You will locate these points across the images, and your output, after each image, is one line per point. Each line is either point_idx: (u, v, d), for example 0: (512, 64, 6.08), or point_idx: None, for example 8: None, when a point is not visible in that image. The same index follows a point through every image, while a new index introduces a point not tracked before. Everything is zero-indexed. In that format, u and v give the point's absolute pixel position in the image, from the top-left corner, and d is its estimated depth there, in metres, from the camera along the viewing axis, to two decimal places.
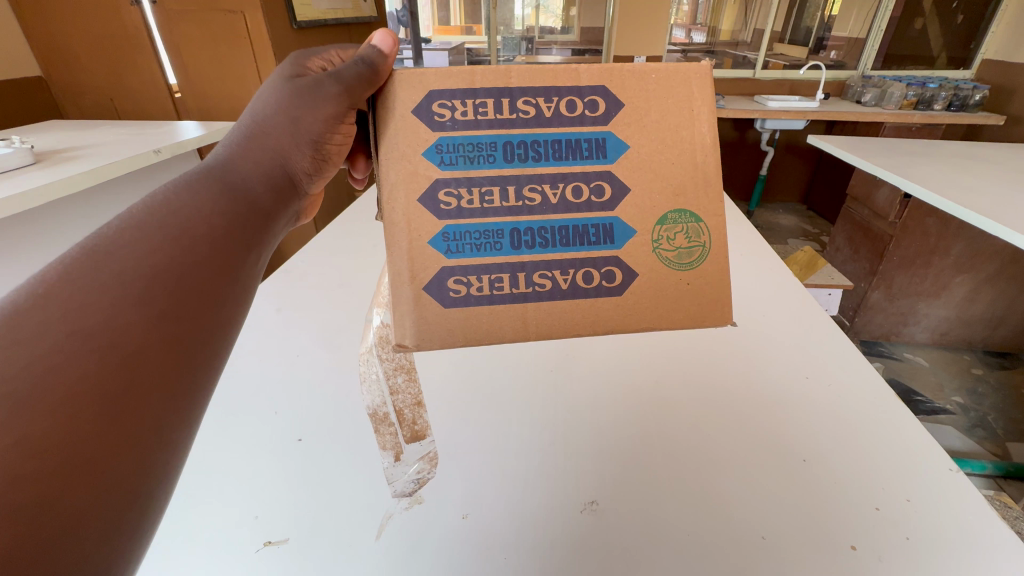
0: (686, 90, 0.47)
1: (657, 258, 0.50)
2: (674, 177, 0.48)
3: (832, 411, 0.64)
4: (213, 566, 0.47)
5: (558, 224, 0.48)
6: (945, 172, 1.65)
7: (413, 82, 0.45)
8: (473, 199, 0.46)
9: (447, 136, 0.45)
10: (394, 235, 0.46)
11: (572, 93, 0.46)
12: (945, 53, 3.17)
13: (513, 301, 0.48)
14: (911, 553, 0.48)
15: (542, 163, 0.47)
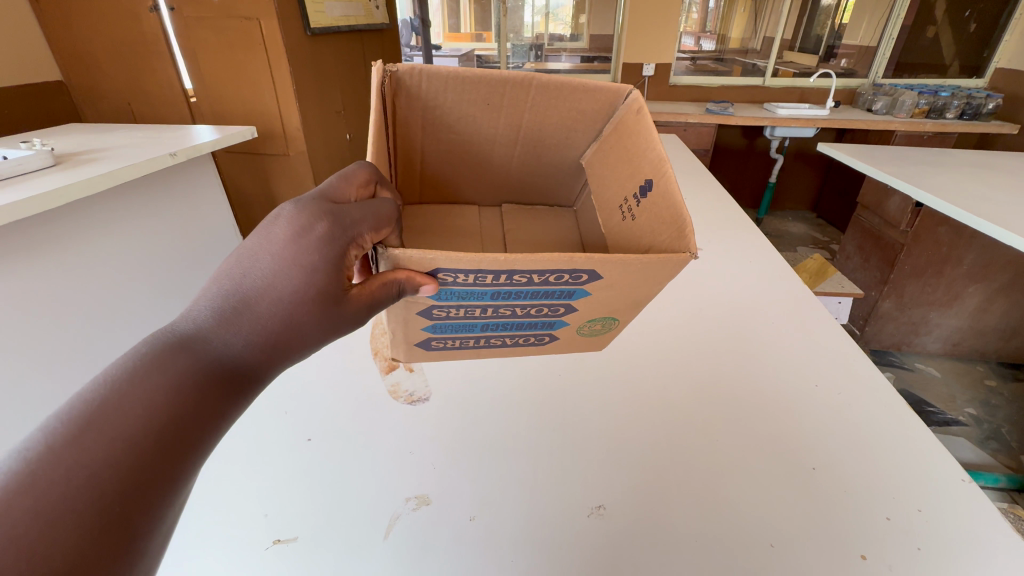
0: (662, 271, 0.54)
1: (580, 331, 0.68)
2: (616, 302, 0.61)
3: (842, 420, 0.64)
4: (223, 562, 0.48)
5: (519, 321, 0.61)
6: (957, 180, 1.63)
7: (421, 261, 0.46)
8: (457, 314, 0.57)
9: (444, 288, 0.51)
10: (396, 326, 0.58)
11: (564, 273, 0.51)
12: (958, 62, 3.15)
13: (475, 347, 0.68)
14: (924, 562, 0.48)
15: (520, 300, 0.55)
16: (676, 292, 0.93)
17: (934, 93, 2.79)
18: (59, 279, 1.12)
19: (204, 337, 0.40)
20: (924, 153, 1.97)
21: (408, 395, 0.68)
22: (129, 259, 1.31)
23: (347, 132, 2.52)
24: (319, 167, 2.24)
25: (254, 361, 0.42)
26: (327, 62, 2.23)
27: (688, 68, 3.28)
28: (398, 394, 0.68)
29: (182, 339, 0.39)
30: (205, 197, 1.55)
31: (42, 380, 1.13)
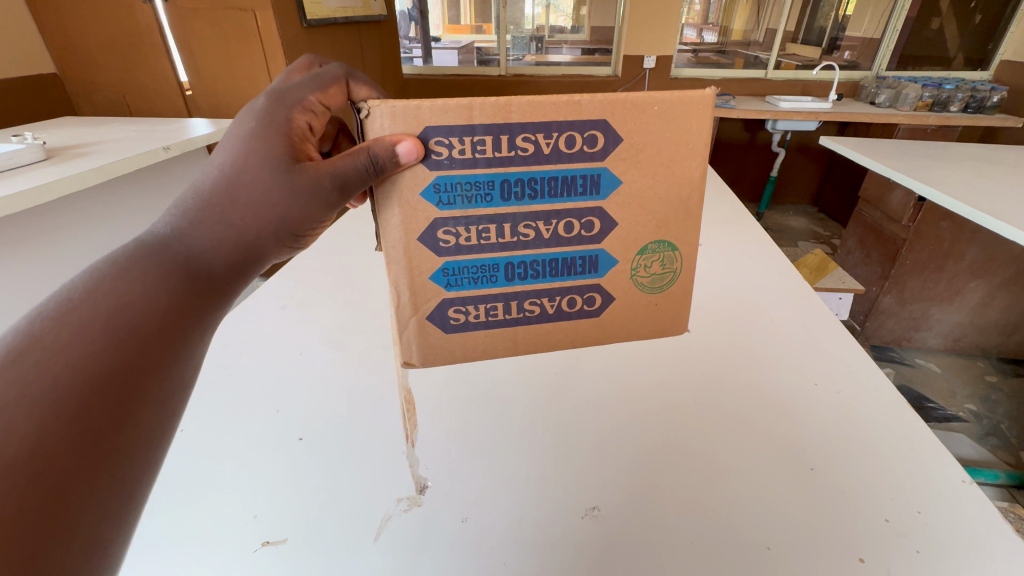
0: (683, 125, 0.50)
1: (635, 285, 0.59)
2: (660, 212, 0.54)
3: (840, 419, 0.63)
4: (210, 564, 0.47)
5: (548, 256, 0.54)
6: (962, 175, 1.61)
7: (407, 115, 0.45)
8: (470, 237, 0.51)
9: (445, 174, 0.48)
10: (400, 272, 0.52)
11: (571, 129, 0.47)
12: (962, 54, 3.10)
13: (508, 322, 0.58)
14: (924, 566, 0.47)
15: (538, 201, 0.50)
16: None
17: (937, 86, 2.74)
18: (51, 274, 1.11)
19: (175, 242, 0.47)
20: (926, 146, 1.95)
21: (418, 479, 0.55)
22: None
23: None
24: None
25: (222, 253, 0.48)
26: (324, 55, 2.20)
27: (689, 60, 3.24)
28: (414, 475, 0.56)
29: (158, 243, 0.46)
30: None
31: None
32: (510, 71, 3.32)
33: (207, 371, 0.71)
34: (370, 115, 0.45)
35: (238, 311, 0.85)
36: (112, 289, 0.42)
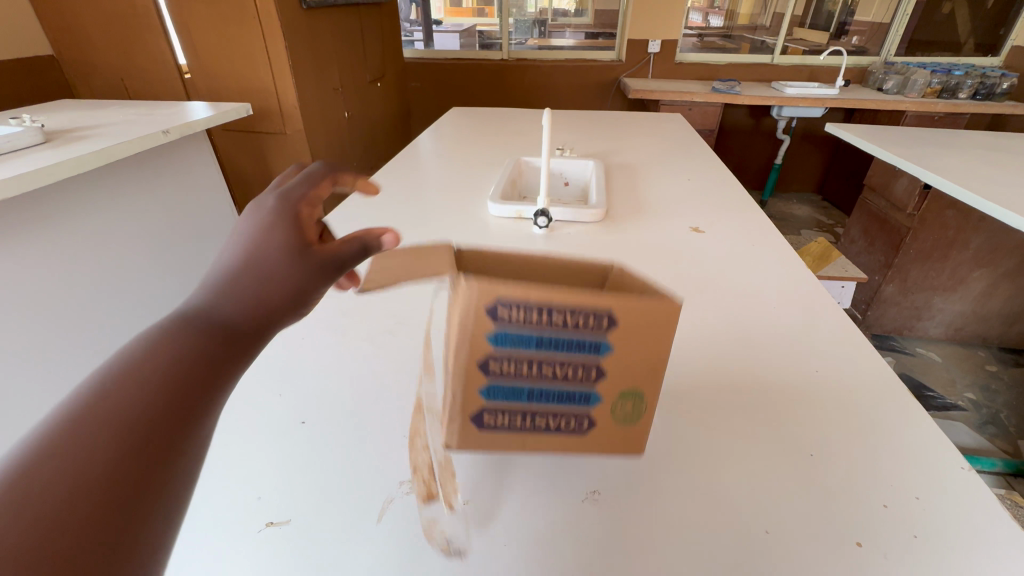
0: (665, 327, 0.41)
1: (610, 423, 0.47)
2: (645, 376, 0.45)
3: (840, 406, 0.63)
4: (213, 544, 0.48)
5: (553, 397, 0.45)
6: (969, 162, 1.60)
7: (477, 287, 0.38)
8: (508, 376, 0.43)
9: (502, 332, 0.40)
10: (454, 394, 0.43)
11: (588, 312, 0.40)
12: (972, 39, 3.05)
13: (518, 441, 0.47)
14: (920, 551, 0.47)
15: (554, 355, 0.42)
16: (678, 277, 0.92)
17: (946, 72, 2.70)
18: (53, 258, 1.11)
19: (202, 311, 0.37)
20: (933, 134, 1.93)
21: (447, 539, 0.48)
22: (125, 239, 1.29)
23: (347, 110, 2.46)
24: (318, 146, 2.18)
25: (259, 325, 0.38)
26: (324, 38, 2.17)
27: (694, 45, 3.20)
28: (434, 534, 0.49)
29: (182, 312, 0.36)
30: (201, 177, 1.52)
31: (48, 362, 1.13)
32: (513, 56, 3.32)
33: None
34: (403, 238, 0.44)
35: None
36: (128, 374, 0.31)
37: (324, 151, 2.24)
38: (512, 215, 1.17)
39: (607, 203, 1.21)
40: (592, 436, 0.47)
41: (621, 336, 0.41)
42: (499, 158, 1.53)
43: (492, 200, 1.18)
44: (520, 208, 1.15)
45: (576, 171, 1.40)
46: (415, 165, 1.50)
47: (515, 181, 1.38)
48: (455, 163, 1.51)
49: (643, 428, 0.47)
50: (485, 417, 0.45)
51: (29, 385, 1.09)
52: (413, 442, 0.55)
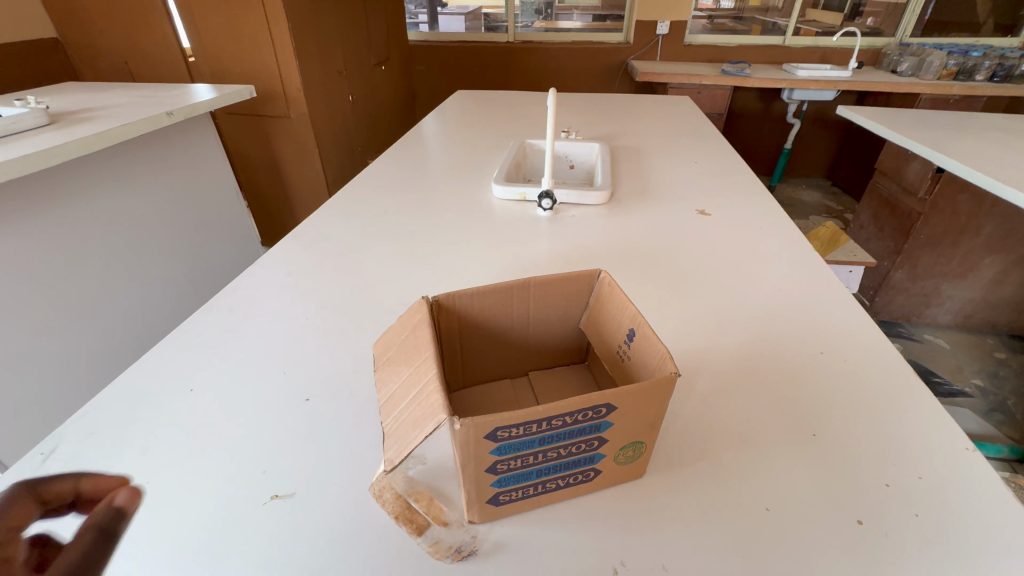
0: (665, 397, 0.44)
1: (615, 466, 0.48)
2: (648, 434, 0.47)
3: (844, 387, 0.62)
4: (222, 515, 0.49)
5: (563, 463, 0.45)
6: (984, 146, 1.56)
7: (474, 424, 0.38)
8: (514, 465, 0.42)
9: (505, 443, 0.40)
10: (464, 487, 0.42)
11: (591, 409, 0.41)
12: (992, 19, 2.95)
13: (529, 496, 0.47)
14: (921, 530, 0.47)
15: (559, 438, 0.43)
16: (683, 259, 0.91)
17: (964, 53, 2.64)
18: (63, 240, 1.12)
19: None
20: (947, 116, 1.89)
21: (455, 545, 0.46)
22: (132, 221, 1.30)
23: (351, 94, 2.43)
24: (322, 129, 2.17)
25: None
26: (327, 20, 2.14)
27: (704, 28, 3.11)
28: (440, 548, 0.45)
29: None
30: (207, 160, 1.52)
31: (64, 343, 1.14)
32: (519, 38, 3.27)
33: (217, 333, 0.72)
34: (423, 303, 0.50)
35: (244, 277, 0.85)
36: None
37: (328, 135, 2.23)
38: (516, 198, 1.16)
39: (612, 186, 1.20)
40: (597, 482, 0.49)
41: (619, 415, 0.43)
42: (504, 141, 1.52)
43: (496, 182, 1.17)
44: (523, 190, 1.14)
45: (581, 154, 1.39)
46: (419, 147, 1.49)
47: (520, 164, 1.37)
48: (460, 146, 1.49)
49: (638, 469, 0.51)
50: (498, 500, 0.45)
51: (48, 366, 1.11)
52: (379, 494, 0.47)
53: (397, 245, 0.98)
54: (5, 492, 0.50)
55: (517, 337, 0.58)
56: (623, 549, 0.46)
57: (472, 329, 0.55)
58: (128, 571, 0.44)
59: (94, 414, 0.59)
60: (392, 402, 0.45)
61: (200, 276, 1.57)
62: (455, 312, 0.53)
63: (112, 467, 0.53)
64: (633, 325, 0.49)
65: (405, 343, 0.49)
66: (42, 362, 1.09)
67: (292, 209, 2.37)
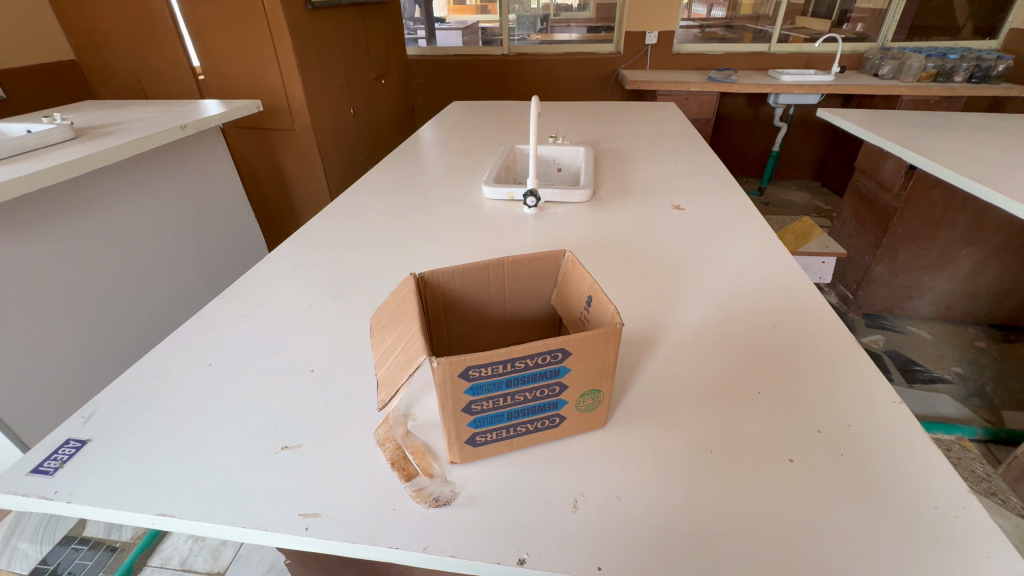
0: (610, 347, 0.52)
1: (580, 413, 0.56)
2: (603, 382, 0.55)
3: (788, 353, 0.70)
4: (238, 462, 0.56)
5: (530, 407, 0.53)
6: (954, 143, 1.64)
7: (448, 362, 0.47)
8: (486, 404, 0.51)
9: (476, 382, 0.49)
10: (445, 422, 0.51)
11: (546, 353, 0.49)
12: (971, 22, 3.02)
13: (506, 441, 0.55)
14: (845, 465, 0.54)
15: (523, 381, 0.51)
16: (655, 249, 0.99)
17: (942, 56, 2.73)
18: (87, 243, 1.22)
19: None
20: (922, 116, 1.97)
21: (434, 494, 0.52)
22: (150, 227, 1.39)
23: (352, 107, 2.54)
24: (324, 141, 2.28)
25: None
26: (328, 37, 2.26)
27: (694, 37, 3.23)
28: (421, 494, 0.52)
29: None
30: (218, 170, 1.61)
31: (86, 340, 1.23)
32: (514, 51, 3.39)
33: (231, 319, 0.80)
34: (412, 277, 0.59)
35: (255, 271, 0.94)
36: None
37: (330, 146, 2.33)
38: (505, 198, 1.24)
39: (595, 185, 1.28)
40: (563, 428, 0.57)
41: (573, 361, 0.51)
42: (495, 147, 1.61)
43: (486, 183, 1.26)
44: (511, 190, 1.22)
45: (568, 157, 1.47)
46: (416, 154, 1.58)
47: (509, 167, 1.46)
48: (453, 153, 1.58)
49: (599, 418, 0.58)
50: (475, 440, 0.53)
51: (72, 360, 1.19)
52: (381, 442, 0.57)
53: (392, 242, 1.06)
54: (53, 446, 0.58)
55: (496, 311, 0.66)
56: (583, 483, 0.53)
57: (455, 302, 0.63)
58: (156, 507, 0.52)
59: (124, 385, 0.67)
60: (385, 356, 0.54)
61: (211, 279, 1.66)
62: (439, 286, 0.61)
63: (143, 426, 0.61)
64: (591, 292, 0.57)
65: (397, 310, 0.57)
66: (64, 356, 1.17)
67: (296, 218, 2.46)
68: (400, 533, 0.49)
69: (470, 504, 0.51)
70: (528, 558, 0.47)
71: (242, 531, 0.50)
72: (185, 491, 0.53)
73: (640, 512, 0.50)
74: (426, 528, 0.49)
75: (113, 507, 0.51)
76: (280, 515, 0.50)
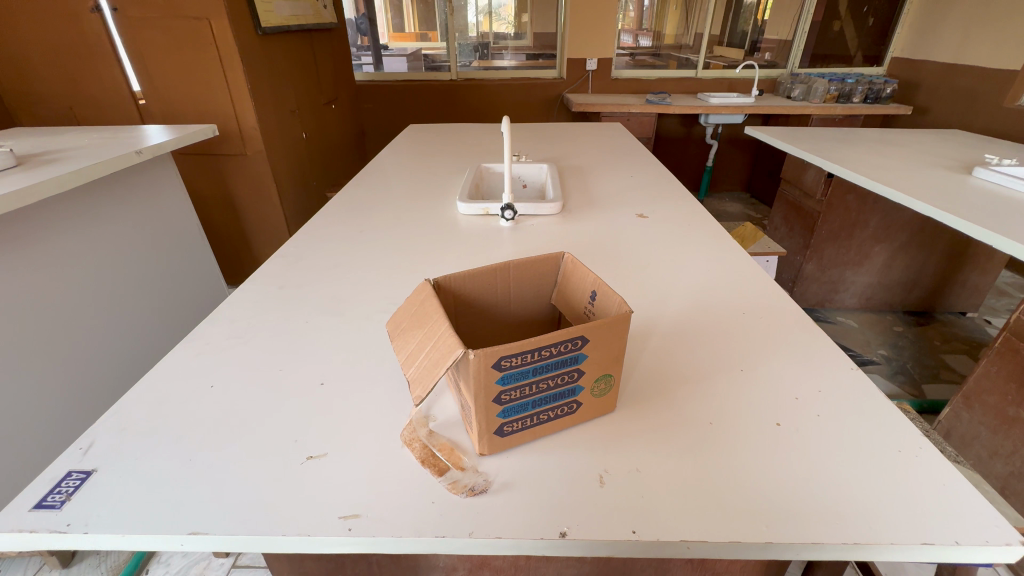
0: (620, 333, 0.57)
1: (594, 397, 0.60)
2: (613, 366, 0.60)
3: (760, 336, 0.78)
4: (266, 476, 0.56)
5: (551, 394, 0.57)
6: (863, 154, 1.88)
7: (482, 353, 0.50)
8: (514, 393, 0.54)
9: (507, 372, 0.52)
10: (477, 413, 0.54)
11: (567, 341, 0.54)
12: (861, 52, 3.46)
13: (529, 429, 0.58)
14: (824, 422, 0.62)
15: (546, 370, 0.55)
16: (628, 253, 1.07)
17: (841, 81, 3.11)
18: (34, 276, 1.13)
19: None
20: (833, 132, 2.24)
21: (469, 484, 0.54)
22: (103, 256, 1.31)
23: (304, 131, 2.52)
24: (278, 165, 2.24)
25: None
26: (278, 62, 2.24)
27: (628, 63, 3.49)
28: (457, 485, 0.54)
29: None
30: (173, 197, 1.55)
31: (32, 384, 1.12)
32: (461, 76, 3.49)
33: (226, 339, 0.79)
34: (429, 282, 0.62)
35: (239, 293, 0.92)
36: None
37: (283, 171, 2.29)
38: (480, 213, 1.29)
39: (563, 198, 1.37)
40: (579, 414, 0.61)
41: (591, 348, 0.56)
42: (461, 166, 1.67)
43: (461, 200, 1.31)
44: (486, 206, 1.28)
45: (532, 174, 1.56)
46: (382, 175, 1.60)
47: (478, 185, 1.51)
48: (420, 172, 1.62)
49: (609, 403, 0.63)
50: (504, 430, 0.57)
51: (19, 405, 1.09)
52: (409, 443, 0.59)
53: (376, 259, 1.07)
54: (54, 480, 0.55)
55: (503, 313, 0.70)
56: (604, 462, 0.57)
57: (465, 305, 0.67)
58: (184, 527, 0.50)
59: (122, 413, 0.64)
60: (412, 357, 0.56)
61: (172, 309, 1.57)
62: (451, 290, 0.64)
63: (153, 451, 0.59)
64: (595, 287, 0.63)
65: (417, 314, 0.60)
66: (13, 400, 1.08)
67: (249, 246, 2.38)
68: (443, 523, 0.51)
69: (505, 491, 0.54)
70: (569, 531, 0.50)
71: (282, 540, 0.50)
72: (214, 509, 0.52)
73: (659, 479, 0.55)
74: (468, 516, 0.51)
75: (138, 531, 0.50)
76: (321, 520, 0.51)
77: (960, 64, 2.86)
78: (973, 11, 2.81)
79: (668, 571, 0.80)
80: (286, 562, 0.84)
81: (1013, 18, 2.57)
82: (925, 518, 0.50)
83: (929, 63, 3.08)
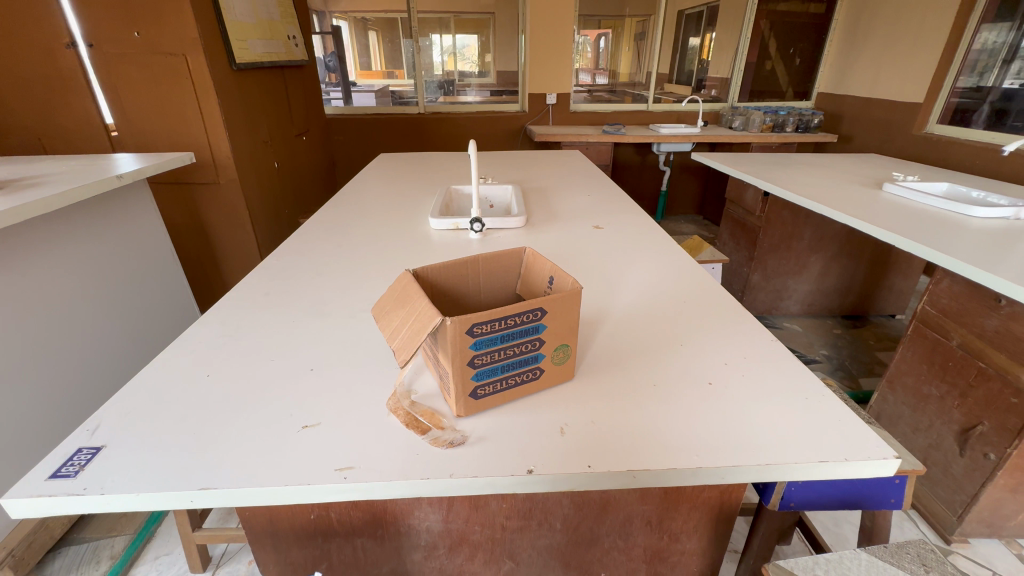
0: (572, 306, 0.67)
1: (554, 363, 0.70)
2: (569, 335, 0.70)
3: (698, 319, 0.90)
4: (268, 442, 0.62)
5: (517, 360, 0.66)
6: (793, 174, 2.11)
7: (458, 322, 0.59)
8: (485, 357, 0.63)
9: (479, 338, 0.61)
10: (455, 375, 0.62)
11: (529, 312, 0.64)
12: (792, 88, 3.84)
13: (499, 392, 0.67)
14: (748, 379, 0.74)
15: (511, 337, 0.64)
16: (586, 257, 1.19)
17: (775, 113, 3.44)
18: (17, 299, 1.16)
19: None
20: (768, 156, 2.48)
21: (449, 438, 0.63)
22: (82, 279, 1.34)
23: (275, 161, 2.59)
24: (251, 192, 2.30)
25: None
26: (252, 95, 2.33)
27: (586, 98, 3.74)
28: (438, 440, 0.63)
29: None
30: (149, 222, 1.59)
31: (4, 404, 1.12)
32: (429, 110, 3.66)
33: (216, 339, 0.84)
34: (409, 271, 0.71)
35: (226, 299, 0.98)
36: None
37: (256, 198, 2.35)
38: (450, 227, 1.40)
39: (527, 214, 1.49)
40: (543, 380, 0.71)
41: (549, 319, 0.66)
42: (432, 188, 1.78)
43: (432, 216, 1.41)
44: (456, 221, 1.38)
45: (498, 195, 1.69)
46: (357, 197, 1.69)
47: (448, 205, 1.63)
48: (392, 195, 1.72)
49: (568, 370, 0.73)
50: (478, 393, 0.65)
51: None
52: (394, 410, 0.66)
53: (355, 268, 1.16)
54: (67, 455, 0.60)
55: (475, 300, 0.80)
56: (566, 417, 0.67)
57: (442, 293, 0.76)
58: (191, 485, 0.56)
59: (124, 401, 0.69)
60: (396, 331, 0.65)
61: (145, 331, 1.58)
62: (428, 279, 0.74)
63: (157, 428, 0.64)
64: (552, 273, 0.73)
65: (399, 296, 0.68)
66: None
67: (220, 272, 2.39)
68: (428, 469, 0.59)
69: (480, 442, 0.63)
70: (535, 468, 0.59)
71: (285, 489, 0.57)
72: (221, 469, 0.58)
73: (611, 427, 0.65)
74: (448, 462, 0.60)
75: (152, 489, 0.55)
76: (319, 471, 0.58)
77: (875, 98, 3.24)
78: (881, 53, 3.21)
79: (631, 535, 0.88)
80: (273, 553, 0.88)
81: (912, 58, 2.95)
82: (824, 443, 0.61)
83: (849, 97, 3.46)
